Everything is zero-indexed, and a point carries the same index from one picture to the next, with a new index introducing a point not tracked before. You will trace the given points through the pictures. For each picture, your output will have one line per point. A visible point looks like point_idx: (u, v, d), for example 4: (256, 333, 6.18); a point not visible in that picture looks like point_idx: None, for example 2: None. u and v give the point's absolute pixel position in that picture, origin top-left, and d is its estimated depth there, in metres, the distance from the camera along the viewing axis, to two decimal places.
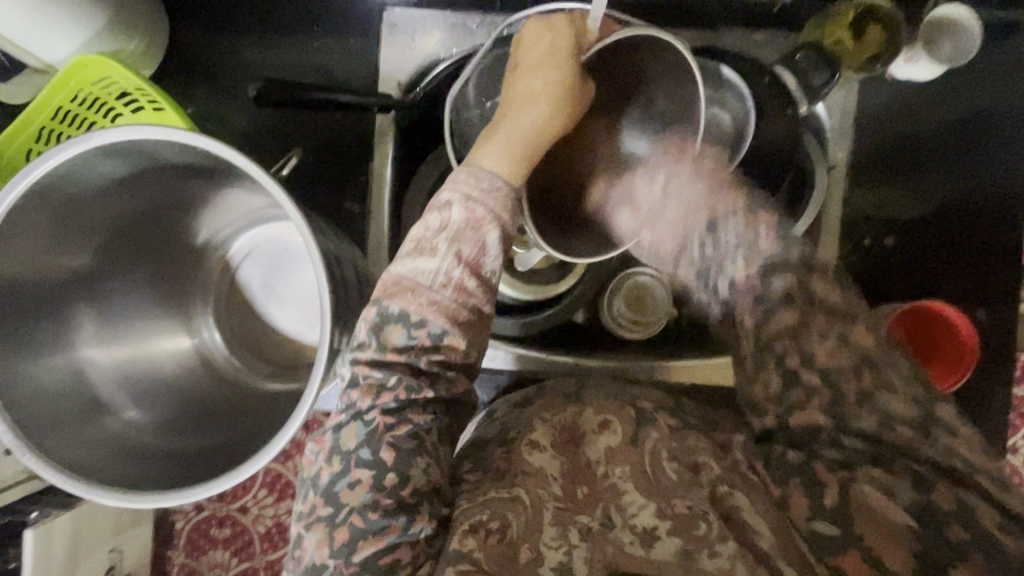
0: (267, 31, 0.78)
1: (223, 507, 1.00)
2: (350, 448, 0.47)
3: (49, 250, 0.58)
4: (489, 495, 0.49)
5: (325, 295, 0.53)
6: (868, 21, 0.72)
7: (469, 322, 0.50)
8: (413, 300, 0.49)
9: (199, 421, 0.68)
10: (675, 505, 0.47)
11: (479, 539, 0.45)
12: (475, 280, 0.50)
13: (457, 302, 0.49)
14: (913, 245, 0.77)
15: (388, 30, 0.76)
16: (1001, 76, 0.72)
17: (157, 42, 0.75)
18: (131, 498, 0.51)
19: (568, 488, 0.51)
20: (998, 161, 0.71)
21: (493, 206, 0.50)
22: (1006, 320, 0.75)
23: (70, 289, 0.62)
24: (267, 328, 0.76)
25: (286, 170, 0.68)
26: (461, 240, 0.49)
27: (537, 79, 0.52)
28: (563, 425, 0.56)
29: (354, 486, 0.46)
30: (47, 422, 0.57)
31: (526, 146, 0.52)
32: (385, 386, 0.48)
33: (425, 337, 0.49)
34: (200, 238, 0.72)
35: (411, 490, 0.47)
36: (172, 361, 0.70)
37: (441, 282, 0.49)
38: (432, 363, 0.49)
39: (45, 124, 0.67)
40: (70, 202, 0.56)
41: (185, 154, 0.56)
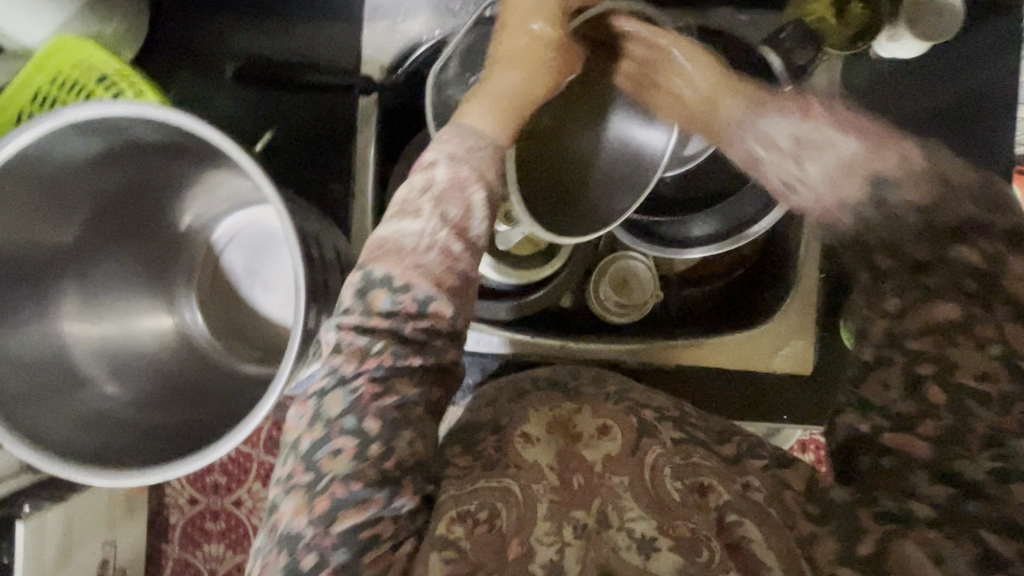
0: (249, 15, 0.78)
1: (218, 500, 1.00)
2: (333, 413, 0.45)
3: (26, 229, 0.58)
4: (479, 483, 0.49)
5: (302, 283, 0.52)
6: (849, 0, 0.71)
7: (456, 287, 0.48)
8: (399, 263, 0.47)
9: (181, 403, 0.68)
10: (677, 526, 0.45)
11: (467, 527, 0.45)
12: (461, 244, 0.48)
13: (443, 266, 0.47)
14: None
15: (372, 14, 0.77)
16: (971, 62, 0.74)
17: (138, 26, 0.74)
18: (110, 477, 0.52)
19: (564, 479, 0.50)
20: (973, 144, 0.73)
21: (476, 164, 0.50)
22: None
23: (49, 269, 0.62)
24: (252, 312, 0.76)
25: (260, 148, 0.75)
26: (446, 201, 0.48)
27: (523, 43, 0.56)
28: (557, 418, 0.55)
29: (336, 454, 0.44)
30: (24, 399, 0.57)
31: (512, 105, 0.54)
32: (370, 352, 0.46)
33: (410, 301, 0.46)
34: (183, 221, 0.72)
35: (395, 462, 0.44)
36: (154, 344, 0.70)
37: (426, 244, 0.47)
38: (418, 331, 0.47)
39: (22, 107, 0.67)
40: (46, 181, 0.56)
41: (162, 133, 0.56)
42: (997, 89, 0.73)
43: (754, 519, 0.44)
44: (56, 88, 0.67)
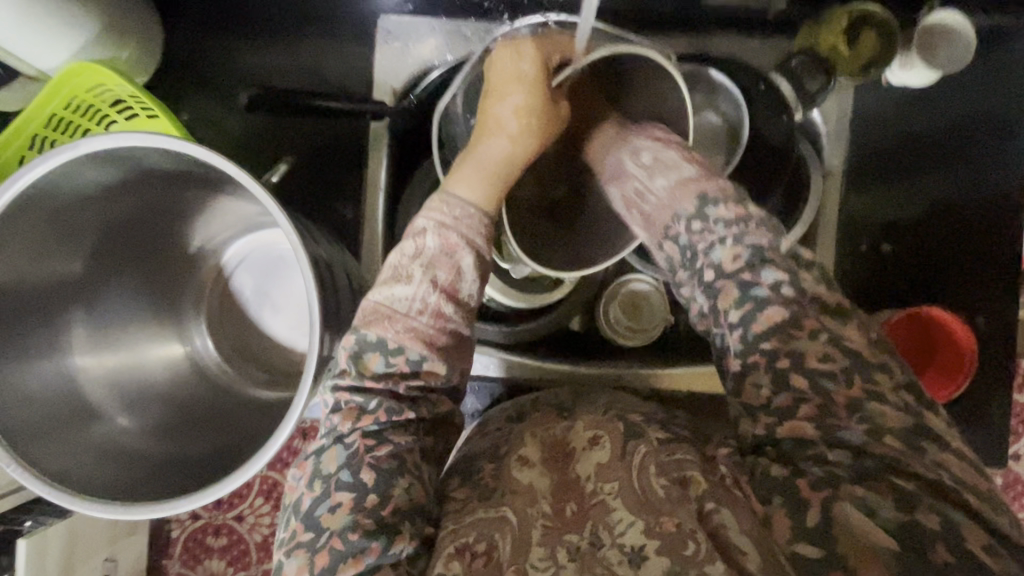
0: (260, 38, 0.79)
1: (220, 514, 0.98)
2: (330, 471, 0.47)
3: (39, 259, 0.58)
4: (477, 515, 0.47)
5: (314, 306, 0.52)
6: (860, 29, 0.71)
7: (447, 346, 0.51)
8: (391, 327, 0.49)
9: (192, 429, 0.68)
10: (663, 523, 0.43)
11: (465, 562, 0.43)
12: (453, 306, 0.51)
13: (434, 327, 0.50)
14: (908, 242, 0.76)
15: (384, 37, 0.76)
16: (1000, 71, 0.71)
17: (153, 47, 0.75)
18: (123, 510, 0.51)
19: (555, 505, 0.49)
20: (1002, 157, 0.70)
21: (466, 230, 0.51)
22: (1004, 323, 0.73)
23: (63, 298, 0.62)
24: (263, 335, 0.76)
25: (272, 179, 0.68)
26: (436, 267, 0.50)
27: (508, 109, 0.53)
28: (551, 438, 0.55)
29: (335, 509, 0.45)
30: (34, 431, 0.57)
31: (500, 171, 0.53)
32: (366, 410, 0.48)
33: (403, 363, 0.49)
34: (193, 244, 0.72)
35: (391, 509, 0.45)
36: (164, 368, 0.70)
37: (417, 309, 0.50)
38: (410, 389, 0.50)
39: (39, 131, 0.68)
40: (60, 212, 0.56)
41: (177, 161, 0.56)
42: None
43: (728, 505, 0.44)
44: (70, 111, 0.68)
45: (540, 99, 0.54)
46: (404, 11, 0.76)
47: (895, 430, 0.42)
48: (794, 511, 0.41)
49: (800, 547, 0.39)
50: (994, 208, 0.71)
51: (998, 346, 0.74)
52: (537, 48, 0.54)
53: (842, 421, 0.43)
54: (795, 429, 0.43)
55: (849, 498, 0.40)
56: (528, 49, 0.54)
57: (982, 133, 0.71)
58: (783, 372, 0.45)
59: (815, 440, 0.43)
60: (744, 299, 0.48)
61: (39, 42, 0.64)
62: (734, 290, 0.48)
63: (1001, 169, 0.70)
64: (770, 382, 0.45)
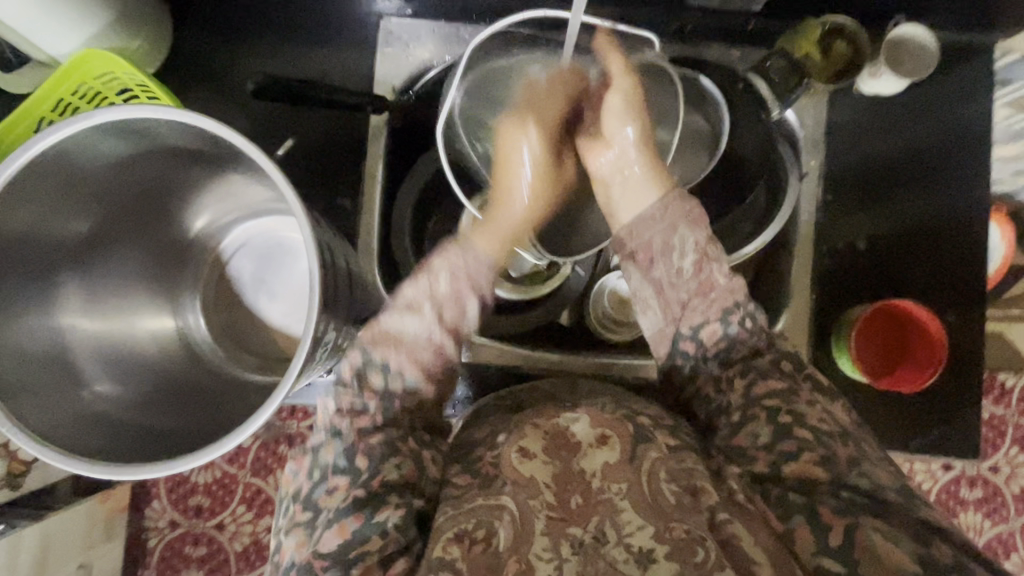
0: (264, 38, 0.81)
1: (200, 523, 1.06)
2: (326, 460, 0.50)
3: (42, 223, 0.59)
4: (476, 502, 0.49)
5: (315, 281, 0.53)
6: (834, 38, 0.76)
7: (443, 377, 0.54)
8: (395, 350, 0.52)
9: (177, 402, 0.69)
10: (673, 529, 0.46)
11: (463, 548, 0.46)
12: (454, 344, 0.54)
13: (434, 360, 0.53)
14: (883, 251, 0.80)
15: (385, 39, 0.80)
16: (952, 99, 0.78)
17: (160, 41, 0.77)
18: (113, 469, 0.52)
19: (561, 496, 0.49)
20: (963, 180, 0.77)
21: (476, 279, 0.54)
22: (972, 322, 0.78)
23: (55, 262, 0.63)
24: (257, 321, 0.78)
25: (279, 151, 0.80)
26: (445, 306, 0.53)
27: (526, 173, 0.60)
28: (554, 430, 0.53)
29: (331, 492, 0.49)
30: (23, 388, 0.58)
31: (517, 230, 0.58)
32: (363, 412, 0.52)
33: (401, 386, 0.52)
34: (194, 226, 0.73)
35: (381, 482, 0.50)
36: (154, 342, 0.72)
37: (424, 343, 0.52)
38: (408, 412, 0.53)
39: (44, 114, 0.69)
40: (69, 179, 0.58)
41: (187, 138, 0.57)
42: (978, 126, 0.77)
43: (742, 519, 0.47)
44: (76, 96, 0.69)
45: (547, 163, 0.61)
46: (405, 14, 0.80)
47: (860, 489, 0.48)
48: (815, 530, 0.46)
49: (823, 560, 0.45)
50: (959, 226, 0.77)
51: (964, 344, 0.78)
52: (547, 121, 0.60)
53: (836, 475, 0.49)
54: (801, 470, 0.50)
55: (870, 528, 0.45)
56: (531, 123, 0.60)
57: (941, 161, 0.78)
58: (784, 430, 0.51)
59: (822, 480, 0.49)
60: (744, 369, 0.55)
61: (52, 26, 0.66)
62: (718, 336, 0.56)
63: (957, 193, 0.78)
64: (769, 432, 0.52)
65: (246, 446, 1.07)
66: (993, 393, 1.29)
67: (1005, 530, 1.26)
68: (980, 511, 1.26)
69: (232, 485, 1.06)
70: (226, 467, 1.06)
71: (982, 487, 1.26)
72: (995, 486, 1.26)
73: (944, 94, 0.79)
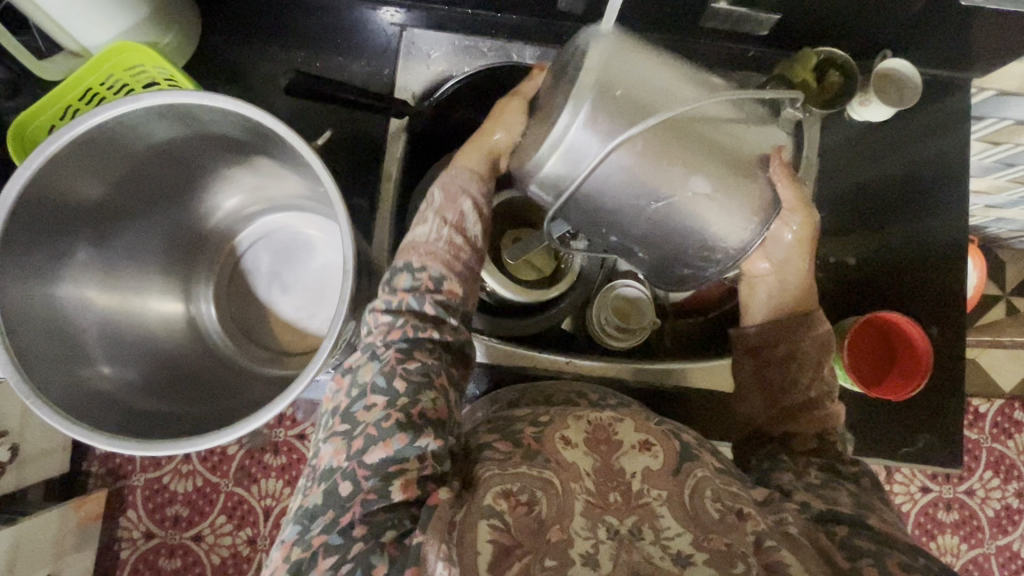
0: (291, 40, 0.84)
1: (177, 535, 1.11)
2: (365, 380, 0.53)
3: (73, 199, 0.62)
4: (520, 468, 0.51)
5: (350, 266, 0.56)
6: (827, 68, 0.82)
7: (463, 273, 0.59)
8: (416, 254, 0.59)
9: (183, 388, 0.71)
10: (713, 540, 0.47)
11: (510, 504, 0.48)
12: (461, 239, 0.60)
13: (450, 252, 0.59)
14: (870, 268, 0.85)
15: (407, 49, 0.82)
16: (927, 132, 0.84)
17: (190, 38, 0.79)
18: (136, 445, 0.54)
19: (601, 487, 0.51)
20: (944, 207, 0.82)
21: (468, 187, 0.61)
22: (954, 339, 0.82)
23: (77, 235, 0.65)
24: (266, 314, 0.80)
25: (320, 137, 0.81)
26: (445, 211, 0.60)
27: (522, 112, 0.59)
28: (596, 425, 0.56)
29: (370, 407, 0.51)
30: (38, 354, 0.60)
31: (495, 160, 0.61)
32: (395, 326, 0.55)
33: (428, 281, 0.57)
34: (216, 217, 0.77)
35: (419, 411, 0.51)
36: (166, 326, 0.74)
37: (434, 237, 0.59)
38: (435, 307, 0.56)
39: (72, 103, 0.71)
40: (107, 157, 0.61)
41: (228, 125, 0.61)
42: (952, 160, 0.82)
43: (789, 546, 0.47)
44: (106, 89, 0.72)
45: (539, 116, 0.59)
46: (428, 25, 0.82)
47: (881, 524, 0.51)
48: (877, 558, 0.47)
49: None
50: (939, 251, 0.82)
51: (945, 360, 0.82)
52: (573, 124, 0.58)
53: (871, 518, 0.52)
54: (883, 523, 0.51)
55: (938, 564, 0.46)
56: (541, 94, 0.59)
57: (919, 187, 0.84)
58: None
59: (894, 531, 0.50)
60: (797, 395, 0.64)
61: (94, 20, 0.68)
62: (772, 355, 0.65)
63: (937, 218, 0.82)
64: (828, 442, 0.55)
65: (230, 455, 1.12)
66: (969, 418, 1.33)
67: (980, 553, 1.29)
68: (956, 534, 1.29)
69: (212, 495, 1.12)
70: (208, 476, 1.12)
71: (958, 510, 1.30)
72: (971, 510, 1.30)
73: (918, 125, 0.85)
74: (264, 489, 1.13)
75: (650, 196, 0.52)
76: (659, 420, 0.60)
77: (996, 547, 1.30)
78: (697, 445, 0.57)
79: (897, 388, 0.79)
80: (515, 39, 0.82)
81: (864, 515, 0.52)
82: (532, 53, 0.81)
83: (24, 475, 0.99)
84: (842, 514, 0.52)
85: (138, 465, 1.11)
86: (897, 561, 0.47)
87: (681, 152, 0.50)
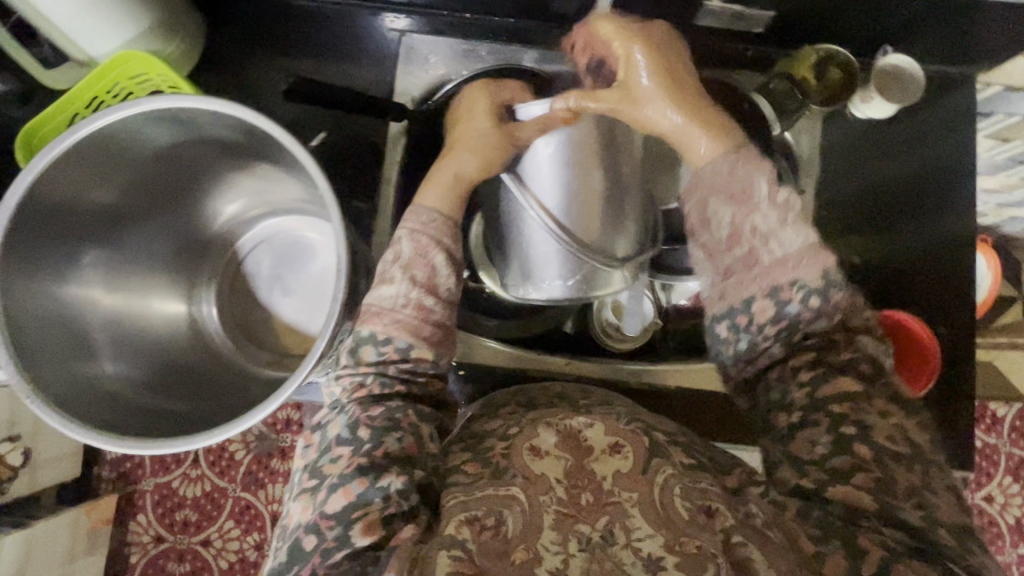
0: (291, 49, 0.85)
1: (186, 540, 1.12)
2: (330, 435, 0.55)
3: (77, 200, 0.63)
4: (487, 491, 0.51)
5: (342, 266, 0.56)
6: (828, 66, 0.81)
7: (434, 336, 0.57)
8: (380, 322, 0.57)
9: (183, 387, 0.73)
10: (685, 543, 0.47)
11: (473, 531, 0.48)
12: (432, 299, 0.57)
13: (418, 319, 0.57)
14: (877, 260, 0.84)
15: (406, 54, 0.83)
16: (942, 125, 0.82)
17: (195, 46, 0.81)
18: (135, 445, 0.54)
19: (571, 492, 0.51)
20: (959, 206, 0.79)
21: (435, 232, 0.59)
22: (962, 339, 0.80)
23: (81, 238, 0.66)
24: (269, 316, 0.81)
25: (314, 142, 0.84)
26: (414, 266, 0.57)
27: (479, 121, 0.61)
28: (567, 430, 0.55)
29: (335, 460, 0.53)
30: (39, 354, 0.61)
31: (481, 144, 0.59)
32: (363, 383, 0.56)
33: (393, 352, 0.56)
34: (217, 221, 0.78)
35: (383, 452, 0.52)
36: (167, 327, 0.75)
37: (401, 303, 0.56)
38: (402, 371, 0.56)
39: (79, 111, 0.72)
40: (109, 160, 0.63)
41: (224, 127, 0.62)
42: (965, 158, 0.79)
43: (757, 537, 0.47)
44: (110, 95, 0.73)
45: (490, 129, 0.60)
46: (425, 30, 0.83)
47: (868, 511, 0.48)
48: (851, 556, 0.46)
49: None
50: (950, 247, 0.79)
51: (952, 361, 0.80)
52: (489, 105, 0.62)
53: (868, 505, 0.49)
54: (844, 491, 0.49)
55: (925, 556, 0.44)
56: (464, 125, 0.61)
57: (931, 190, 0.81)
58: (846, 436, 0.51)
59: (870, 509, 0.48)
60: (817, 365, 0.55)
61: (100, 30, 0.70)
62: (771, 308, 0.56)
63: (947, 217, 0.80)
64: (827, 443, 0.52)
65: (238, 460, 1.13)
66: (986, 422, 1.30)
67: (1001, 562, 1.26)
68: None
69: (220, 500, 1.13)
70: (216, 480, 1.13)
71: (977, 517, 1.27)
72: (990, 516, 1.27)
73: (936, 126, 0.82)
74: (270, 493, 1.13)
75: (581, 193, 0.59)
76: (629, 417, 0.59)
77: (1018, 555, 1.27)
78: (669, 442, 0.57)
79: (917, 379, 0.78)
80: (516, 42, 0.83)
81: (825, 484, 0.50)
82: (529, 56, 0.82)
83: (37, 479, 1.00)
84: (813, 494, 0.51)
85: (147, 470, 1.12)
86: (871, 539, 0.47)
87: (592, 146, 0.59)
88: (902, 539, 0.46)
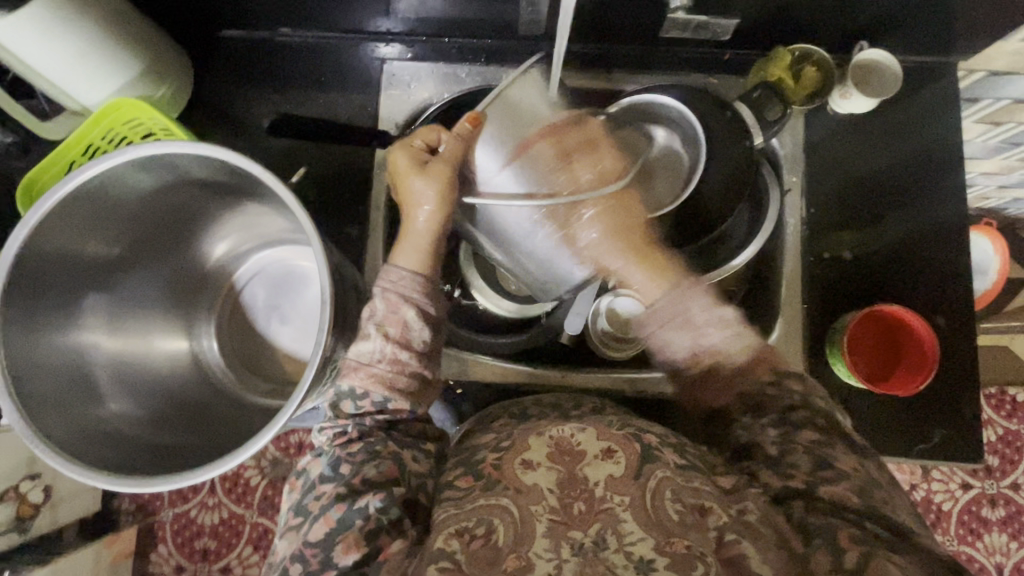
0: (276, 82, 0.86)
1: (206, 568, 1.14)
2: (313, 475, 0.56)
3: (76, 247, 0.65)
4: (477, 503, 0.51)
5: (327, 296, 0.57)
6: (803, 66, 0.83)
7: (410, 388, 0.58)
8: (358, 375, 0.58)
9: (186, 421, 0.75)
10: (674, 543, 0.47)
11: (463, 542, 0.48)
12: (408, 353, 0.58)
13: (394, 371, 0.58)
14: (872, 250, 0.82)
15: (388, 81, 0.86)
16: (921, 114, 0.83)
17: (184, 86, 0.83)
18: (137, 482, 0.55)
19: (564, 500, 0.51)
20: (940, 195, 0.82)
21: (403, 289, 0.59)
22: (961, 324, 0.79)
23: (83, 284, 0.69)
24: (267, 346, 0.83)
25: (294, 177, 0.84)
26: (388, 323, 0.58)
27: (417, 181, 0.59)
28: (558, 440, 0.56)
29: (318, 498, 0.54)
30: (45, 400, 0.62)
31: (443, 199, 0.59)
32: (345, 433, 0.57)
33: (370, 405, 0.57)
34: (212, 257, 0.80)
35: (362, 479, 0.54)
36: (168, 363, 0.77)
37: (378, 357, 0.58)
38: (380, 423, 0.58)
39: (75, 159, 0.75)
40: (103, 208, 0.65)
41: (207, 167, 0.64)
42: (940, 149, 0.82)
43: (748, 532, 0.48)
44: (106, 143, 0.75)
45: (436, 179, 0.58)
46: (406, 56, 0.85)
47: (851, 507, 0.50)
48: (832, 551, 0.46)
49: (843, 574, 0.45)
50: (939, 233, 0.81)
51: (953, 348, 0.79)
52: (409, 162, 0.60)
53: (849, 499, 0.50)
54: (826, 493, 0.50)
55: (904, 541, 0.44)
56: (408, 194, 0.60)
57: (916, 180, 0.82)
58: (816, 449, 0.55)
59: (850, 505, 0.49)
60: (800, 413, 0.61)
61: (89, 78, 0.73)
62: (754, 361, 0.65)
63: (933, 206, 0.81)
64: None
65: (253, 486, 1.14)
66: (1007, 408, 1.27)
67: None
68: (1005, 533, 1.23)
69: (238, 527, 1.14)
70: (232, 508, 1.14)
71: (1004, 507, 1.24)
72: (1019, 506, 1.24)
73: (918, 109, 0.83)
74: None
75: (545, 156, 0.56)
76: (625, 424, 0.59)
77: None
78: (659, 444, 0.56)
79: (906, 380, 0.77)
80: (493, 62, 0.85)
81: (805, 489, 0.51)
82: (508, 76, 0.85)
83: (58, 515, 1.01)
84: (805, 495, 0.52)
85: (165, 501, 1.14)
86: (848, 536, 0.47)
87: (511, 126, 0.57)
88: (880, 531, 0.47)
